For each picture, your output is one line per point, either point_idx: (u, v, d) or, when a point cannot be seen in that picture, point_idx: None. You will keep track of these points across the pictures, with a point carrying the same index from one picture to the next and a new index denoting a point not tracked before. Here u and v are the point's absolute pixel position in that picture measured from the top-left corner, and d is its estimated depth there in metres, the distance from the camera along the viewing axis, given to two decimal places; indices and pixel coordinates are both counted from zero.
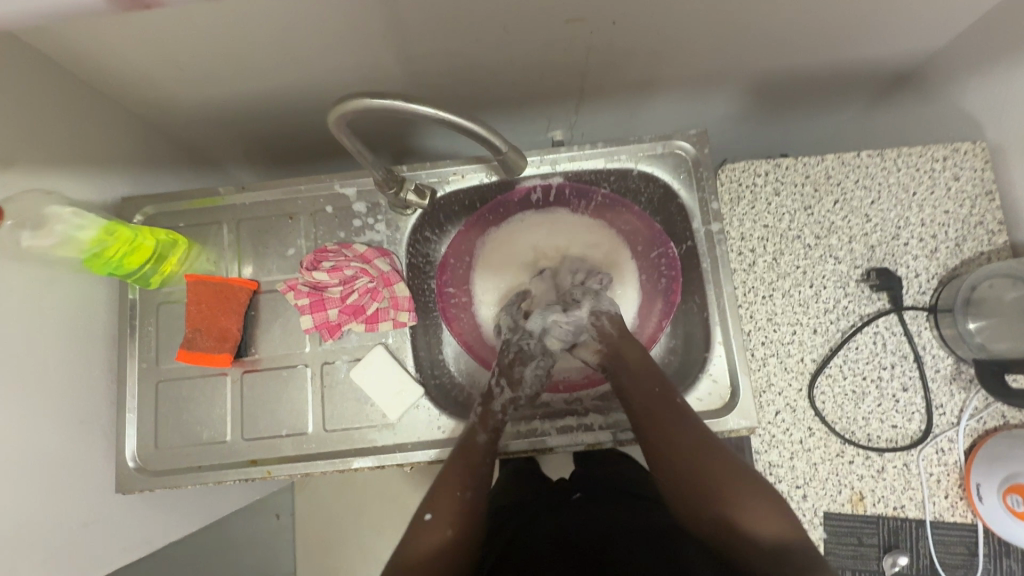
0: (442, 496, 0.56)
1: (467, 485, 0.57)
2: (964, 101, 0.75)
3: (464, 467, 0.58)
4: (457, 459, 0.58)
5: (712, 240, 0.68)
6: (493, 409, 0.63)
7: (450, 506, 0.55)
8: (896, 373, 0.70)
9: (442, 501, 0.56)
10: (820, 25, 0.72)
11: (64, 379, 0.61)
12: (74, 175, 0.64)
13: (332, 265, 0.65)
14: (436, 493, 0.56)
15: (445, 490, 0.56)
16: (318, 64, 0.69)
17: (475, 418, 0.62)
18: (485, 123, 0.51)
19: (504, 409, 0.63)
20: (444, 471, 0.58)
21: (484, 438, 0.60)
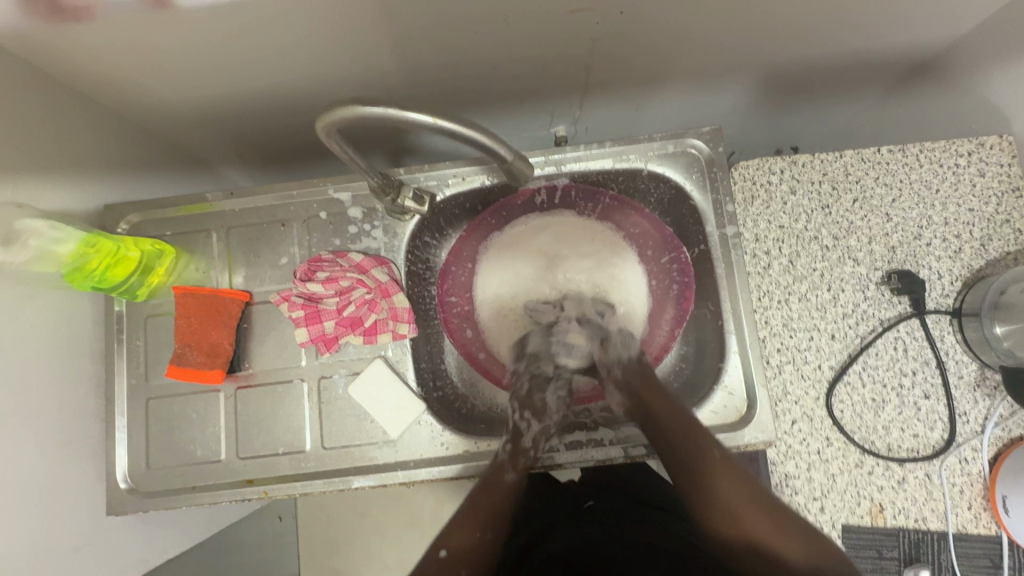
0: (465, 526, 0.55)
1: (489, 525, 0.55)
2: (991, 91, 0.71)
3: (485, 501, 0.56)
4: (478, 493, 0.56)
5: (727, 244, 0.65)
6: (523, 445, 0.59)
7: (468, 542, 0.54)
8: (917, 380, 0.67)
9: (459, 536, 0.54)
10: (840, 12, 0.68)
11: (47, 401, 0.58)
12: (50, 184, 0.60)
13: (327, 275, 0.63)
14: (454, 528, 0.55)
15: (463, 526, 0.55)
16: (309, 60, 0.65)
17: (504, 455, 0.58)
18: (489, 130, 0.48)
19: (535, 444, 0.60)
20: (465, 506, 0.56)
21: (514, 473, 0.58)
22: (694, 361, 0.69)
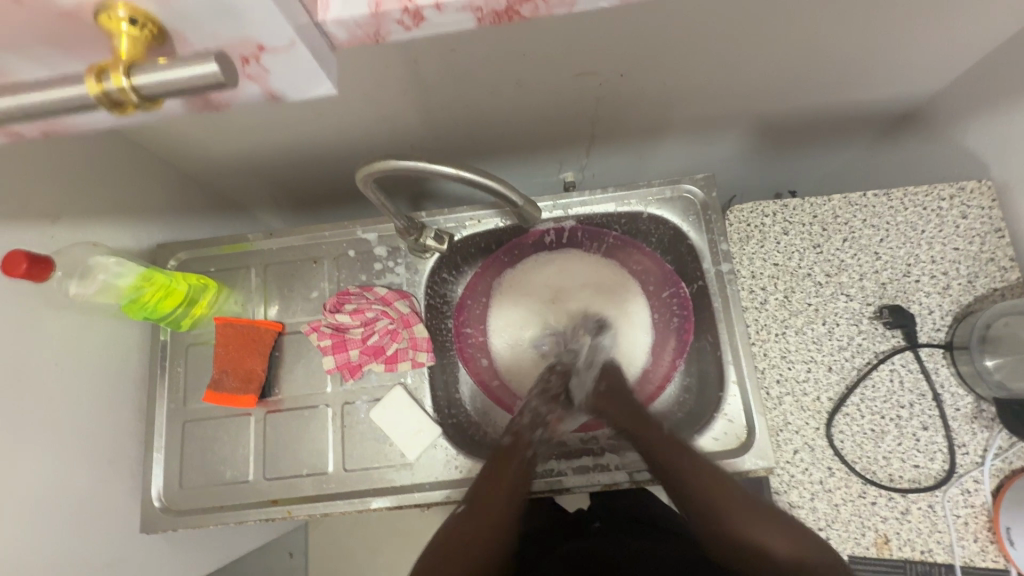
0: (477, 514, 0.59)
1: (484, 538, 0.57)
2: (967, 140, 0.77)
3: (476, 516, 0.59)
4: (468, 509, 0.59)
5: (722, 279, 0.70)
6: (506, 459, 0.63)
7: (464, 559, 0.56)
8: (916, 412, 0.69)
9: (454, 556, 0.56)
10: (820, 73, 0.75)
11: (95, 421, 0.64)
12: (113, 226, 0.68)
13: (354, 307, 0.68)
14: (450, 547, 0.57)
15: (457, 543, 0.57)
16: (344, 118, 0.74)
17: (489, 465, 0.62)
18: (503, 180, 0.54)
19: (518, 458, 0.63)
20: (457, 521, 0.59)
21: (518, 464, 0.62)
22: (698, 392, 0.72)
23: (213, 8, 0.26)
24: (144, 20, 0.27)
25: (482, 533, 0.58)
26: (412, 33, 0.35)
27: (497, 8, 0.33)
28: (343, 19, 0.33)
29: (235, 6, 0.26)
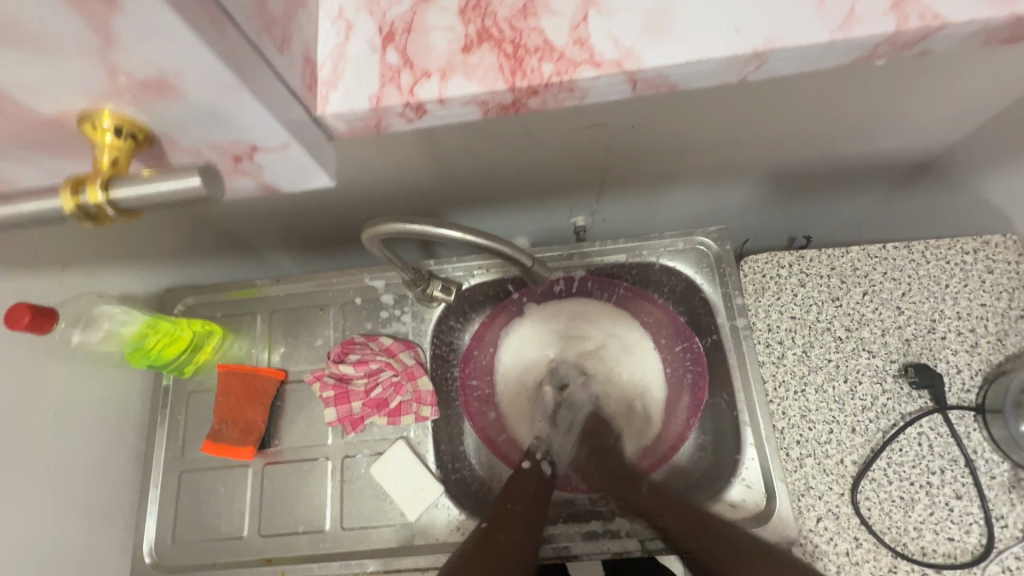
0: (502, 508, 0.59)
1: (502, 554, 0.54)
2: (987, 193, 0.75)
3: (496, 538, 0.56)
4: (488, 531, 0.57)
5: (739, 335, 0.68)
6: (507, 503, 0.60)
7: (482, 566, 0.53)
8: (948, 479, 0.65)
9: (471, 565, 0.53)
10: (835, 125, 0.74)
11: (90, 472, 0.62)
12: (120, 271, 0.68)
13: (358, 358, 0.66)
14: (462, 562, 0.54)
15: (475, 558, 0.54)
16: (355, 166, 0.74)
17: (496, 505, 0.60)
18: (513, 243, 0.54)
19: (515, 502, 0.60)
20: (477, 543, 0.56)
21: (537, 487, 0.63)
22: (714, 451, 0.69)
23: (208, 115, 0.32)
24: (130, 130, 0.33)
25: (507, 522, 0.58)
26: (413, 122, 0.41)
27: (502, 101, 0.39)
28: (344, 112, 0.39)
29: (229, 114, 0.32)
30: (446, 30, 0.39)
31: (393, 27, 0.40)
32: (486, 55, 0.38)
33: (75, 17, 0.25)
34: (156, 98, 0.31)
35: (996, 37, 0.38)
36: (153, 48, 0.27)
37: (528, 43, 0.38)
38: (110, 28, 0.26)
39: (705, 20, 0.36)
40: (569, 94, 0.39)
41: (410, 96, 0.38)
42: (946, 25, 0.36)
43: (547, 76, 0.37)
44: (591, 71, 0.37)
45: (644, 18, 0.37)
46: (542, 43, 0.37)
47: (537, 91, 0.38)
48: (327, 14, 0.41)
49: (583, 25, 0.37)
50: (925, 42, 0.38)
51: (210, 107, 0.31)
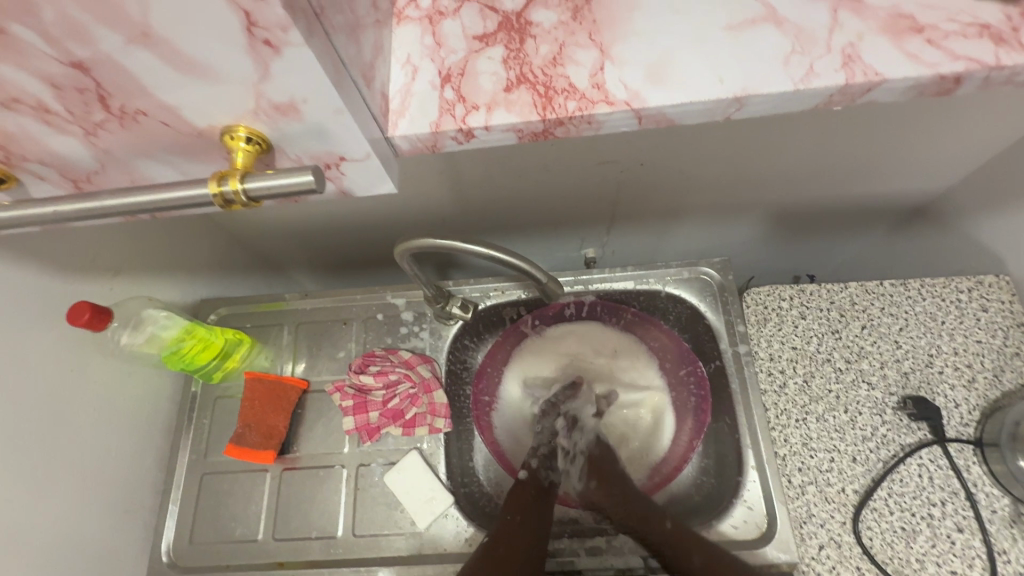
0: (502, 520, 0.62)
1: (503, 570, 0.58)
2: (980, 235, 0.79)
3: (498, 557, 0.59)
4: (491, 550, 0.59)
5: (740, 360, 0.71)
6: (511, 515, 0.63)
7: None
8: (949, 511, 0.63)
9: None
10: (832, 168, 0.79)
11: (120, 468, 0.65)
12: (163, 281, 0.73)
13: (378, 369, 0.70)
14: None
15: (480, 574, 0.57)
16: (384, 193, 0.80)
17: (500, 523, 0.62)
18: (528, 258, 0.58)
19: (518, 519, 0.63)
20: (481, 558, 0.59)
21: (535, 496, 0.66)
22: (716, 475, 0.71)
23: (314, 133, 0.35)
24: (257, 138, 0.35)
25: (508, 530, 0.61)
26: (463, 143, 0.43)
27: (535, 130, 0.42)
28: (409, 135, 0.41)
29: (332, 132, 0.35)
30: (491, 73, 0.42)
31: (449, 69, 0.42)
32: (522, 93, 0.41)
33: (241, 54, 0.28)
34: (278, 118, 0.33)
35: (927, 93, 0.40)
36: (292, 79, 0.30)
37: (558, 84, 0.41)
38: (263, 63, 0.29)
39: (697, 66, 0.39)
40: (589, 126, 0.41)
41: (462, 123, 0.40)
42: (886, 82, 0.38)
43: (571, 110, 0.40)
44: (606, 108, 0.39)
45: (647, 68, 0.40)
46: (568, 84, 0.40)
47: (564, 122, 0.40)
48: (395, 58, 0.43)
49: (601, 71, 0.40)
50: (868, 95, 0.40)
51: (320, 124, 0.34)
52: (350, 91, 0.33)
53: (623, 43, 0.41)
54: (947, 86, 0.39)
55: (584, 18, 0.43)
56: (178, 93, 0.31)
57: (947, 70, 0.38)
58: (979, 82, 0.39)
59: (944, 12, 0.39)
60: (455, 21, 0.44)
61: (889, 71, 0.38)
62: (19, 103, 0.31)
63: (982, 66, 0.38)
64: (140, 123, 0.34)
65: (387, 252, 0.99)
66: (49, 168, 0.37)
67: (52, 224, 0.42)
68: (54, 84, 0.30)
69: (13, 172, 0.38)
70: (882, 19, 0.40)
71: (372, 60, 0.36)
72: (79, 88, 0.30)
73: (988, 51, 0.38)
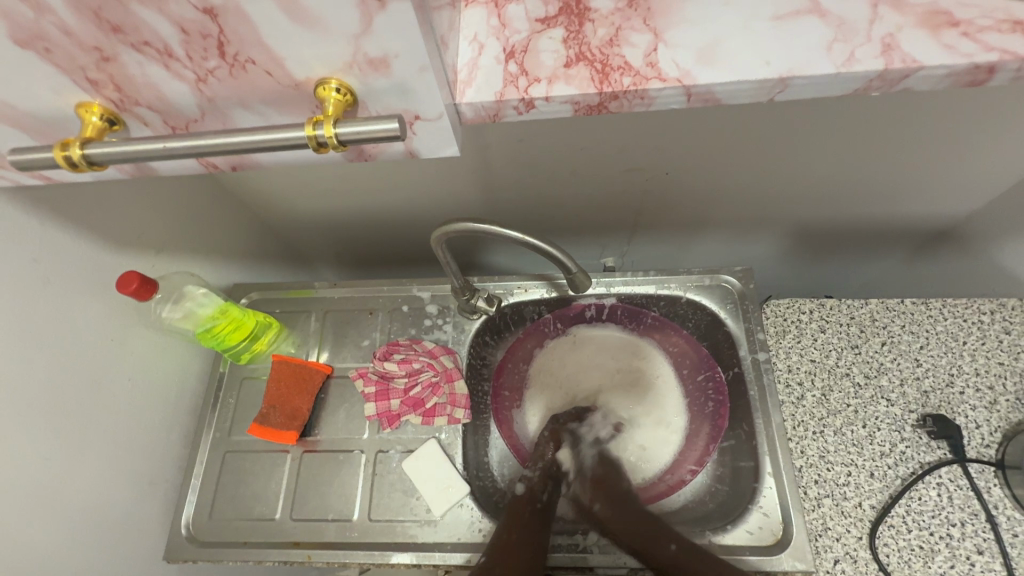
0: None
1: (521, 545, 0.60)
2: (1004, 258, 0.79)
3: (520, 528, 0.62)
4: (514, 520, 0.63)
5: (760, 368, 0.71)
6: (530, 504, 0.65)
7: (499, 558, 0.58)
8: (968, 533, 0.62)
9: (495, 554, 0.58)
10: (857, 185, 0.80)
11: (149, 438, 0.67)
12: (200, 263, 0.76)
13: (402, 357, 0.72)
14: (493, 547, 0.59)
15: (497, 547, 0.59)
16: (414, 191, 0.83)
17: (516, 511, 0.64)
18: (561, 247, 0.59)
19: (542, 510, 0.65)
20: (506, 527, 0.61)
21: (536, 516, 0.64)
22: (731, 483, 0.71)
23: (397, 91, 0.36)
24: (347, 89, 0.35)
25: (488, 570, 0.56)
26: (522, 116, 0.45)
27: (591, 104, 0.44)
28: (474, 103, 0.43)
29: (413, 89, 0.35)
30: (552, 51, 0.44)
31: (513, 47, 0.45)
32: (581, 69, 0.43)
33: (349, 7, 0.29)
34: (370, 73, 0.34)
35: (961, 84, 0.41)
36: (391, 35, 0.31)
37: (614, 62, 0.43)
38: (368, 16, 0.30)
39: (742, 53, 0.41)
40: (641, 102, 0.43)
41: (525, 93, 0.43)
42: (923, 68, 0.40)
43: (627, 84, 0.41)
44: (659, 84, 0.41)
45: (696, 51, 0.42)
46: (624, 62, 0.43)
47: (619, 96, 0.42)
48: (463, 35, 0.46)
49: (654, 52, 0.43)
50: (906, 83, 0.41)
51: (405, 83, 0.35)
52: (434, 53, 0.35)
53: (676, 28, 0.44)
54: (980, 77, 0.41)
55: (640, 6, 0.45)
56: (290, 46, 0.32)
57: (981, 59, 0.39)
58: (1010, 74, 0.40)
59: (977, 10, 0.41)
60: (519, 5, 0.47)
61: (926, 58, 0.39)
62: (147, 47, 0.33)
63: (1015, 56, 0.39)
64: (248, 74, 0.35)
65: (410, 249, 1.01)
66: (155, 112, 0.38)
67: (137, 176, 0.44)
68: (182, 28, 0.31)
69: (121, 114, 0.38)
70: (919, 15, 0.41)
71: (444, 33, 0.38)
72: (204, 34, 0.32)
73: (1020, 43, 0.39)
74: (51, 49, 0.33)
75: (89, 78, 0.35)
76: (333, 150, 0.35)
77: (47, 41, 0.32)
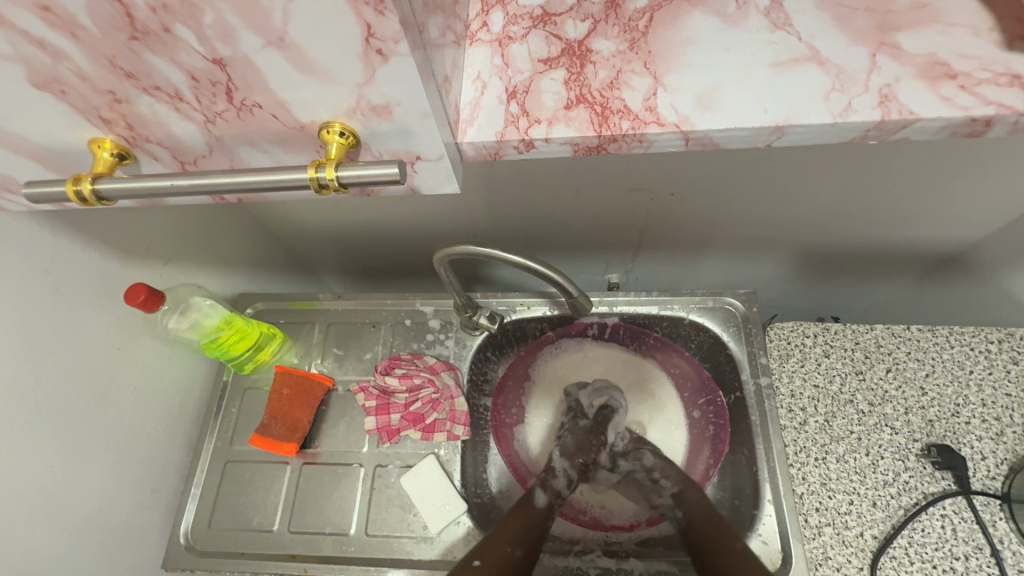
0: None
1: (517, 542, 0.58)
2: (1011, 290, 0.78)
3: (522, 527, 0.60)
4: (517, 517, 0.61)
5: (762, 394, 0.71)
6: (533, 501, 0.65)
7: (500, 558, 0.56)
8: (972, 567, 0.61)
9: (492, 552, 0.56)
10: (862, 211, 0.80)
11: (151, 447, 0.68)
12: (206, 275, 0.77)
13: (403, 372, 0.72)
14: (489, 543, 0.57)
15: (496, 543, 0.57)
16: (419, 206, 0.83)
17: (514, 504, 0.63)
18: (561, 270, 0.60)
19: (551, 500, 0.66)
20: (507, 521, 0.60)
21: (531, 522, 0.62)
22: (731, 507, 0.71)
23: (400, 134, 0.36)
24: (349, 133, 0.36)
25: (491, 567, 0.54)
26: (522, 154, 0.45)
27: (590, 145, 0.44)
28: (475, 142, 0.43)
29: (415, 132, 0.36)
30: (553, 92, 0.45)
31: (515, 87, 0.45)
32: (581, 111, 0.43)
33: (355, 60, 0.30)
34: (373, 118, 0.35)
35: (958, 134, 0.42)
36: (395, 84, 0.32)
37: (614, 105, 0.43)
38: (371, 69, 0.31)
39: (741, 96, 0.42)
40: (639, 144, 0.44)
41: (524, 134, 0.43)
42: (921, 120, 0.40)
43: (625, 129, 0.42)
44: (658, 129, 0.42)
45: (696, 96, 0.43)
46: (623, 106, 0.43)
47: (618, 139, 0.43)
48: (467, 74, 0.46)
49: (654, 96, 0.43)
50: (902, 133, 0.42)
51: (405, 126, 0.35)
52: (437, 96, 0.35)
53: (675, 72, 0.44)
54: (977, 129, 0.41)
55: (641, 48, 0.46)
56: (295, 90, 0.33)
57: (978, 113, 0.39)
58: (1009, 126, 0.41)
59: (976, 61, 0.41)
60: (522, 44, 0.48)
61: (923, 110, 0.40)
62: (158, 91, 0.34)
63: (1011, 111, 0.39)
64: (254, 116, 0.36)
65: (414, 261, 1.02)
66: (165, 148, 0.39)
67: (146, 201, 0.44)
68: (192, 76, 0.32)
69: (133, 150, 0.40)
70: (918, 65, 0.42)
71: (448, 72, 0.39)
72: (211, 81, 0.33)
73: (1018, 98, 0.39)
74: (68, 92, 0.33)
75: (103, 116, 0.36)
76: (334, 191, 0.36)
77: (62, 84, 0.33)
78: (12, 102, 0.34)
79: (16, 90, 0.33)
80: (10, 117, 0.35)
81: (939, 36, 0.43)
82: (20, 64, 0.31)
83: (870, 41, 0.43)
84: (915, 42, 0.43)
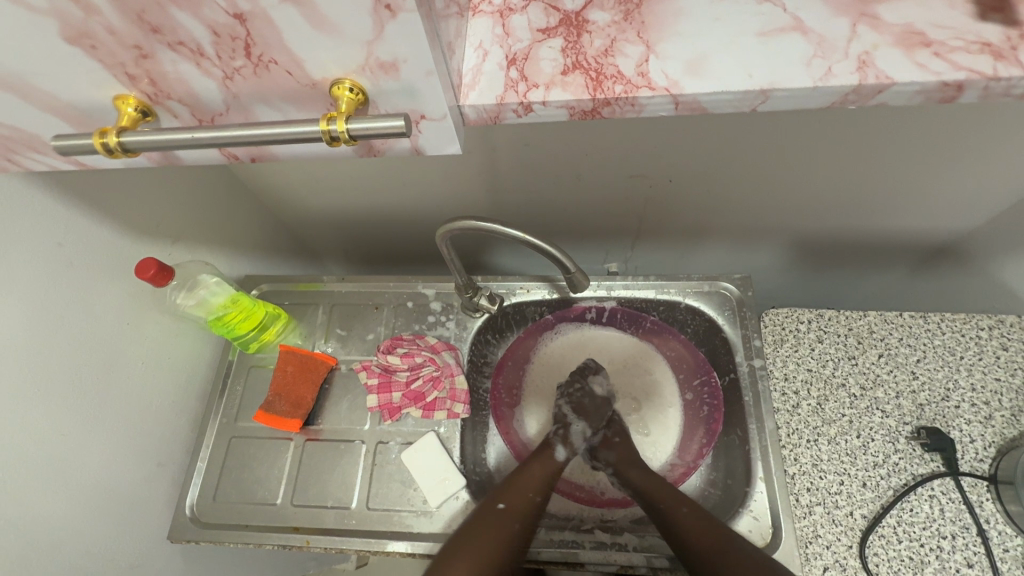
0: (480, 524, 0.58)
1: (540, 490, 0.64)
2: (1003, 274, 0.79)
3: (541, 476, 0.66)
4: (536, 468, 0.66)
5: (754, 375, 0.73)
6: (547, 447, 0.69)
7: (523, 504, 0.61)
8: (958, 545, 0.62)
9: (514, 497, 0.62)
10: (856, 198, 0.82)
11: (159, 418, 0.69)
12: (213, 254, 0.79)
13: (405, 351, 0.75)
14: (511, 489, 0.63)
15: (520, 490, 0.63)
16: (421, 191, 0.85)
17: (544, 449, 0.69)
18: (563, 249, 0.61)
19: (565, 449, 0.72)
20: (526, 471, 0.65)
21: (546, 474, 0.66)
22: (722, 487, 0.72)
23: (406, 93, 0.38)
24: (358, 89, 0.38)
25: (514, 511, 0.60)
26: (520, 118, 0.47)
27: (584, 109, 0.46)
28: (477, 105, 0.45)
29: (419, 91, 0.38)
30: (551, 59, 0.46)
31: (515, 54, 0.47)
32: (577, 77, 0.45)
33: (364, 14, 0.31)
34: (381, 76, 0.36)
35: (932, 100, 0.43)
36: (401, 41, 0.33)
37: (608, 71, 0.45)
38: (380, 24, 0.32)
39: (728, 63, 0.43)
40: (631, 108, 0.45)
41: (523, 97, 0.45)
42: (896, 85, 0.41)
43: (618, 92, 0.43)
44: (649, 92, 0.43)
45: (686, 63, 0.44)
46: (617, 71, 0.44)
47: (611, 103, 0.44)
48: (468, 42, 0.48)
49: (646, 63, 0.44)
50: (879, 98, 0.43)
51: (412, 84, 0.37)
52: (440, 59, 0.37)
53: (668, 41, 0.45)
54: (950, 94, 0.42)
55: (635, 19, 0.47)
56: (307, 46, 0.34)
57: (950, 78, 0.41)
58: (980, 92, 0.42)
59: (951, 31, 0.43)
60: (522, 16, 0.49)
61: (898, 75, 0.41)
62: (181, 47, 0.35)
63: (982, 76, 0.41)
64: (270, 73, 0.37)
65: (416, 247, 1.03)
66: (185, 106, 0.41)
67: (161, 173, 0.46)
68: (213, 31, 0.34)
69: (153, 107, 0.41)
70: (897, 34, 0.43)
71: (450, 40, 0.40)
72: (232, 36, 0.34)
73: (988, 64, 0.41)
74: (97, 47, 0.35)
75: (125, 73, 0.37)
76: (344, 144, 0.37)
77: (92, 39, 0.34)
78: (38, 59, 0.35)
79: (44, 46, 0.34)
80: (35, 76, 0.37)
81: (920, 11, 0.44)
82: (48, 19, 0.32)
83: (852, 12, 0.45)
84: (895, 14, 0.44)
